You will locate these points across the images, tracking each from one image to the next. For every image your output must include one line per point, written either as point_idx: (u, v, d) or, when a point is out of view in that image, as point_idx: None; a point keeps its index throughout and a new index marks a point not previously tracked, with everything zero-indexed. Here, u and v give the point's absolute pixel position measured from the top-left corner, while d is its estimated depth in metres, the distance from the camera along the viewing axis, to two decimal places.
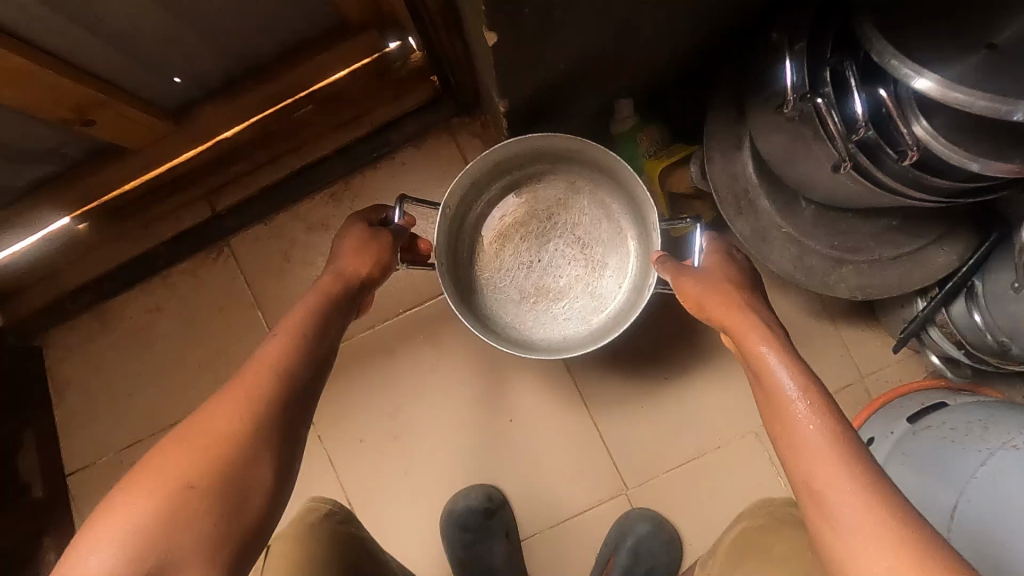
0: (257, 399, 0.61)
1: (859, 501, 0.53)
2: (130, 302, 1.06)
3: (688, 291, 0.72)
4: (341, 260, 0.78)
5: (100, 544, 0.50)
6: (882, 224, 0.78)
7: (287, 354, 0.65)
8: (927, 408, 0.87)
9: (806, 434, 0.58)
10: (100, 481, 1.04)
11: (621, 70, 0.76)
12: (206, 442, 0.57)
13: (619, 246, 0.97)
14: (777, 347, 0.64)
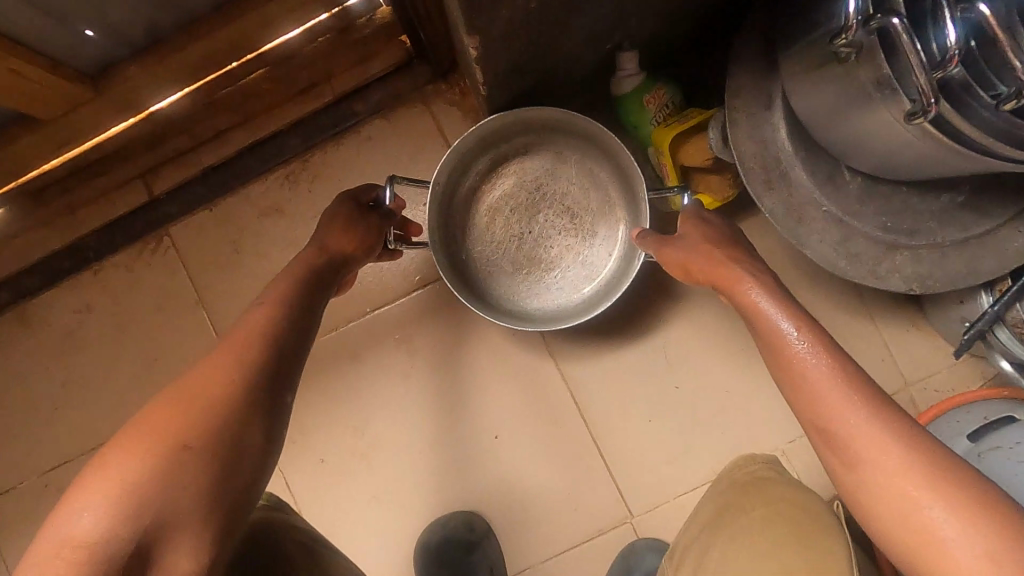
0: (251, 355, 0.51)
1: (878, 440, 0.47)
2: (56, 302, 0.91)
3: (672, 254, 0.66)
4: (329, 238, 0.67)
5: (84, 512, 0.40)
6: (945, 201, 0.64)
7: (281, 303, 0.56)
8: (994, 424, 0.72)
9: (807, 380, 0.52)
10: (20, 509, 0.90)
11: (621, 12, 0.62)
12: (197, 400, 0.47)
13: (611, 213, 0.83)
14: (764, 289, 0.58)
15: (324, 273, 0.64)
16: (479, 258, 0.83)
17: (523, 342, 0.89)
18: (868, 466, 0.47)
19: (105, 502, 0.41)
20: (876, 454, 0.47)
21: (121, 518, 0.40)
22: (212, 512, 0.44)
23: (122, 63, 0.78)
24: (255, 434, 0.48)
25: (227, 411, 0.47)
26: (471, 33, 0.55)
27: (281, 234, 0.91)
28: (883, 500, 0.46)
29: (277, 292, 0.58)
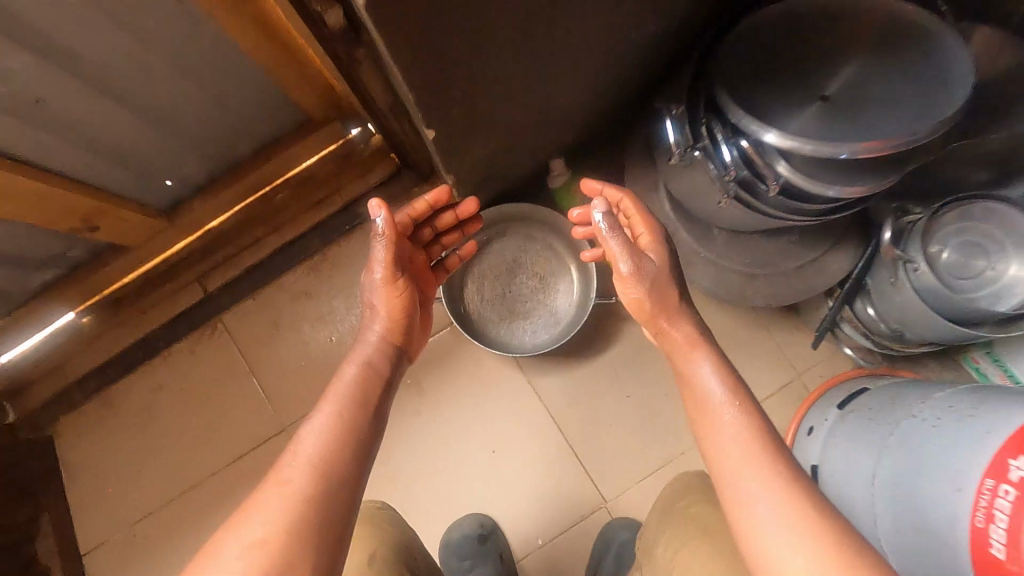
0: (308, 488, 0.58)
1: (777, 473, 0.61)
2: (133, 384, 1.15)
3: (627, 272, 0.76)
4: (377, 303, 0.79)
5: None
6: (784, 242, 0.93)
7: (347, 440, 0.64)
8: (853, 393, 0.99)
9: (729, 425, 0.67)
10: (114, 557, 1.10)
11: (546, 139, 0.92)
12: (260, 536, 0.54)
13: (568, 271, 1.11)
14: (713, 363, 0.73)
15: (377, 385, 0.72)
16: (474, 313, 1.09)
17: (508, 375, 1.14)
18: (764, 496, 0.60)
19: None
20: (767, 484, 0.61)
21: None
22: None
23: (187, 199, 1.06)
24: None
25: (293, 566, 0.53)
26: (448, 170, 0.83)
27: (311, 313, 1.17)
28: (769, 528, 0.58)
29: (343, 423, 0.65)
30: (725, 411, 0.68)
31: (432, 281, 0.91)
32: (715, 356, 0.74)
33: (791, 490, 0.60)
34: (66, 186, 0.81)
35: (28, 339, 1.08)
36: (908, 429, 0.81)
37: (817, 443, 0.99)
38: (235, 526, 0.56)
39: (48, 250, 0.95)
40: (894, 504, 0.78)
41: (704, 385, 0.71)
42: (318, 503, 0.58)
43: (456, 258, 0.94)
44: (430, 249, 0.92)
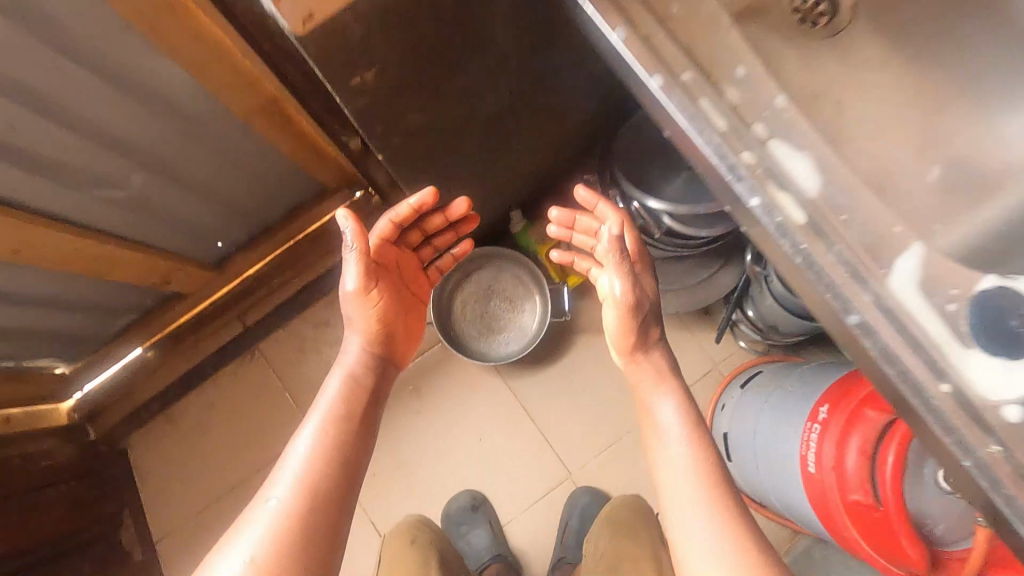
0: (314, 495, 0.66)
1: (739, 535, 0.71)
2: (189, 403, 1.43)
3: (625, 300, 0.87)
4: (353, 315, 0.85)
5: None
6: (686, 264, 1.24)
7: (331, 462, 0.70)
8: (749, 374, 1.30)
9: (693, 468, 0.77)
10: (181, 541, 1.37)
11: (506, 198, 1.23)
12: (248, 557, 0.61)
13: (534, 297, 1.37)
14: (681, 404, 0.84)
15: (361, 406, 0.78)
16: (459, 332, 1.35)
17: (490, 379, 1.42)
18: (700, 524, 0.72)
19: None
20: (715, 526, 0.72)
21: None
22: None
23: (229, 254, 1.29)
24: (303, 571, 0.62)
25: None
26: None
27: (330, 338, 1.46)
28: (699, 560, 0.71)
29: (332, 445, 0.71)
30: (693, 452, 0.79)
31: (420, 280, 0.98)
32: (677, 393, 0.86)
33: (739, 535, 0.71)
34: (145, 251, 1.03)
35: (105, 372, 1.32)
36: (777, 397, 1.10)
37: (725, 414, 1.29)
38: (230, 542, 0.63)
39: (129, 303, 1.22)
40: (767, 452, 1.07)
41: (673, 419, 0.83)
42: (305, 523, 0.64)
43: (448, 257, 1.01)
44: (419, 250, 0.99)
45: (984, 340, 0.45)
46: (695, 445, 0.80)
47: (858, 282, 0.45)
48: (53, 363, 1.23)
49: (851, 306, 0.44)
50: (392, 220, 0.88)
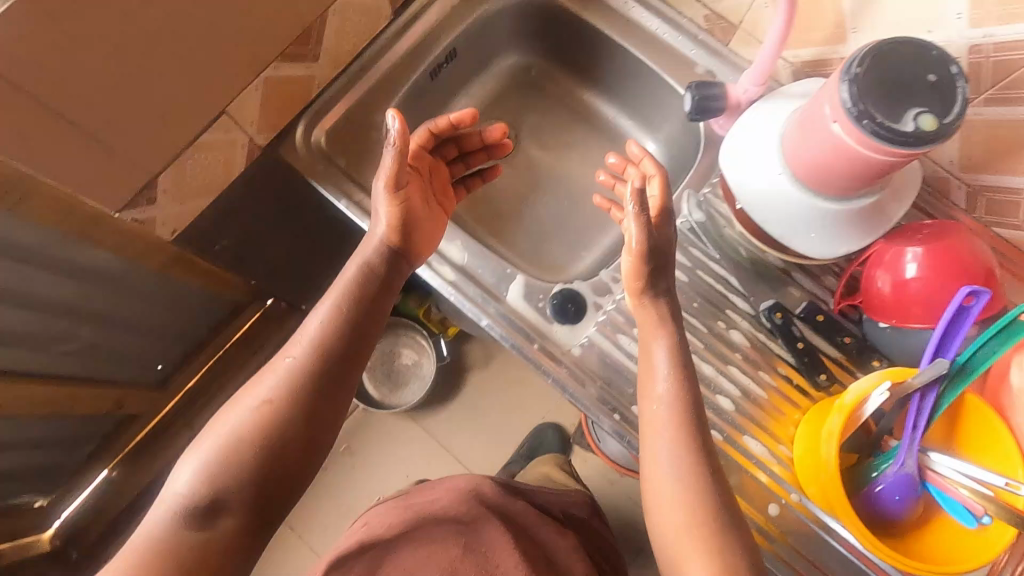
0: (301, 388, 0.60)
1: (671, 419, 0.63)
2: None
3: (636, 247, 0.68)
4: (380, 217, 0.71)
5: (179, 484, 0.55)
6: None
7: (343, 329, 0.64)
8: None
9: (664, 405, 0.64)
10: None
11: None
12: (266, 397, 0.59)
13: (425, 347, 1.59)
14: (669, 339, 0.67)
15: (375, 283, 0.68)
16: (373, 390, 1.58)
17: (407, 426, 1.63)
18: (667, 454, 0.62)
19: (196, 463, 0.55)
20: (674, 439, 0.62)
21: (203, 480, 0.54)
22: (280, 512, 0.57)
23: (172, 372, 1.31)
24: (286, 468, 0.57)
25: (289, 430, 0.58)
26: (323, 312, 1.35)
27: None
28: (664, 459, 0.62)
29: (330, 334, 0.63)
30: (659, 376, 0.66)
31: (450, 198, 0.82)
32: (671, 336, 0.67)
33: (685, 452, 0.62)
34: (104, 384, 1.12)
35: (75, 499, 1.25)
36: None
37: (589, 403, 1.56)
38: (251, 386, 0.61)
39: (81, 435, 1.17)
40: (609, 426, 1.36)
41: (657, 354, 0.67)
42: (313, 384, 0.60)
43: (478, 180, 0.86)
44: (452, 165, 0.84)
45: (557, 314, 0.77)
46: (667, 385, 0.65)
47: (482, 295, 0.78)
48: (30, 499, 1.17)
49: (480, 316, 0.77)
50: (431, 130, 0.77)
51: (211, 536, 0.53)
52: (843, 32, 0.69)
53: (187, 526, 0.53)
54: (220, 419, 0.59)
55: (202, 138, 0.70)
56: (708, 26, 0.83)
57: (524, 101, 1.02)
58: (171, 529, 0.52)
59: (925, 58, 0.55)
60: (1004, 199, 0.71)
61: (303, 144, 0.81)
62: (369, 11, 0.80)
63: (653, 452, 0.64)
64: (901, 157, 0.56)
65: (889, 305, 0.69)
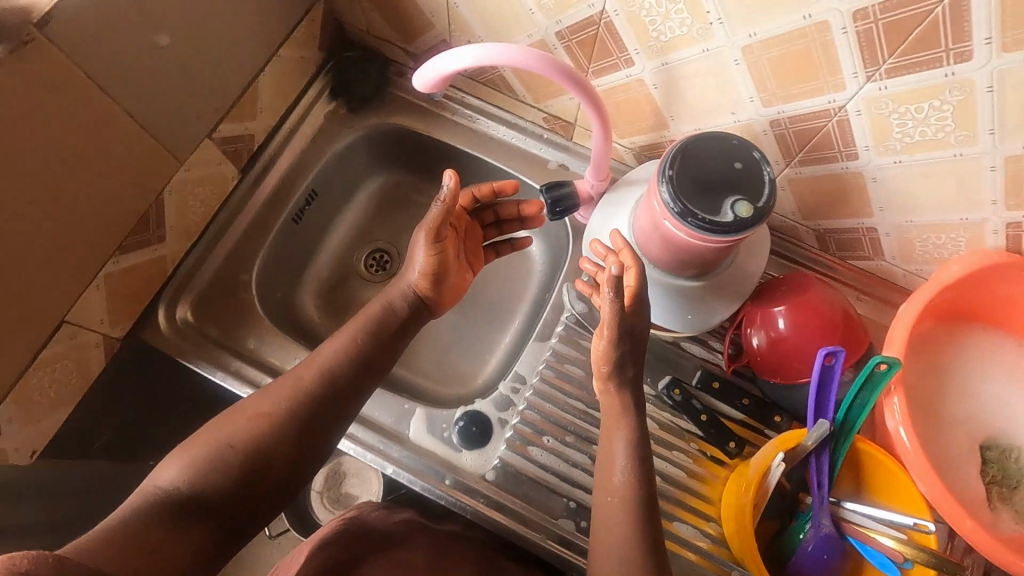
0: (298, 407, 0.64)
1: (619, 514, 0.61)
2: None
3: (607, 331, 0.63)
4: (415, 263, 0.73)
5: (165, 475, 0.57)
6: None
7: (353, 355, 0.69)
8: None
9: (616, 495, 0.62)
10: None
11: None
12: (265, 411, 0.63)
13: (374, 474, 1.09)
14: (626, 433, 0.65)
15: (392, 323, 0.73)
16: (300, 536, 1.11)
17: None
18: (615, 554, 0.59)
19: (187, 461, 0.58)
20: (624, 537, 0.60)
21: (189, 478, 0.57)
22: (246, 531, 0.59)
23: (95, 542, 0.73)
24: (277, 473, 0.61)
25: (275, 445, 0.61)
26: None
27: None
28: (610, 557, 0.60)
29: (339, 355, 0.68)
30: (614, 467, 0.63)
31: (480, 259, 0.82)
32: (632, 427, 0.65)
33: (633, 555, 0.59)
34: None
35: None
36: None
37: None
38: (255, 396, 0.65)
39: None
40: None
41: (618, 449, 0.64)
42: (316, 404, 0.65)
43: (510, 247, 0.84)
44: (486, 230, 0.83)
45: (463, 441, 0.75)
46: (625, 478, 0.62)
47: (383, 440, 0.75)
48: None
49: (385, 464, 0.73)
50: (472, 193, 0.76)
51: (181, 535, 0.53)
52: (664, 120, 0.73)
53: (161, 517, 0.53)
54: (215, 428, 0.62)
55: (43, 353, 0.65)
56: (549, 125, 0.87)
57: (397, 215, 0.99)
58: (145, 515, 0.52)
59: (729, 149, 0.59)
60: (846, 236, 0.75)
61: (168, 325, 0.78)
62: (213, 179, 0.78)
63: (604, 540, 0.61)
64: (731, 242, 0.59)
65: (772, 362, 0.71)
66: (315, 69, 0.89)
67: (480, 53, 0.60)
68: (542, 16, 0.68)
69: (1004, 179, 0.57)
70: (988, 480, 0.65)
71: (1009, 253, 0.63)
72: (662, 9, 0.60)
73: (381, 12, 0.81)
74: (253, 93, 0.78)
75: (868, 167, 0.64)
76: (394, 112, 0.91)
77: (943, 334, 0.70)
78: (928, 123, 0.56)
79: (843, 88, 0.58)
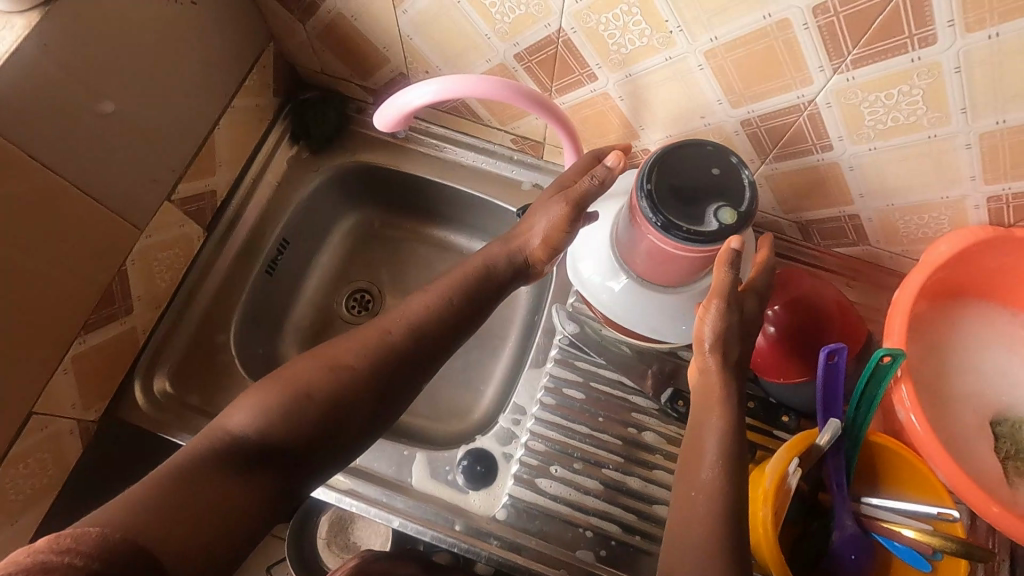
0: (385, 361, 0.59)
1: (702, 517, 0.54)
2: None
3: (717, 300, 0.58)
4: (536, 227, 0.64)
5: (238, 414, 0.55)
6: None
7: (447, 308, 0.62)
8: None
9: (700, 492, 0.56)
10: None
11: None
12: (349, 362, 0.58)
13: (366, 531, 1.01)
14: (721, 425, 0.57)
15: (489, 286, 0.65)
16: None
17: None
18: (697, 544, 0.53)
19: (259, 407, 0.55)
20: (699, 538, 0.53)
21: (261, 425, 0.55)
22: (306, 489, 0.57)
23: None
24: (355, 429, 0.58)
25: (358, 402, 0.58)
26: None
27: None
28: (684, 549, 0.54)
29: (430, 304, 0.62)
30: (703, 462, 0.56)
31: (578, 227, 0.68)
32: (726, 417, 0.58)
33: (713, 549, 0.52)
34: None
35: None
36: None
37: None
38: (338, 342, 0.60)
39: None
40: None
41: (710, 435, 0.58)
42: (402, 363, 0.60)
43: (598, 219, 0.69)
44: None
45: (468, 482, 0.72)
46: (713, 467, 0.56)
47: (385, 491, 0.72)
48: None
49: (389, 517, 0.70)
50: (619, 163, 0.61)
51: (240, 488, 0.52)
52: (634, 131, 0.72)
53: (226, 467, 0.52)
54: (297, 368, 0.58)
55: (14, 449, 0.62)
56: (518, 147, 0.85)
57: (375, 252, 0.96)
58: (205, 464, 0.51)
59: (704, 156, 0.58)
60: (829, 225, 0.74)
61: (147, 401, 0.74)
62: (178, 242, 0.75)
63: (677, 539, 0.55)
64: (716, 250, 0.58)
65: (770, 362, 0.70)
66: (274, 114, 0.87)
67: (444, 86, 0.59)
68: (498, 40, 0.67)
69: (981, 155, 0.57)
70: (1003, 456, 0.64)
71: (992, 227, 0.63)
72: (620, 22, 0.59)
73: (334, 50, 0.79)
74: (209, 147, 0.75)
75: (843, 157, 0.63)
76: (360, 149, 0.89)
77: (938, 314, 0.69)
78: (899, 108, 0.56)
79: (811, 83, 0.57)
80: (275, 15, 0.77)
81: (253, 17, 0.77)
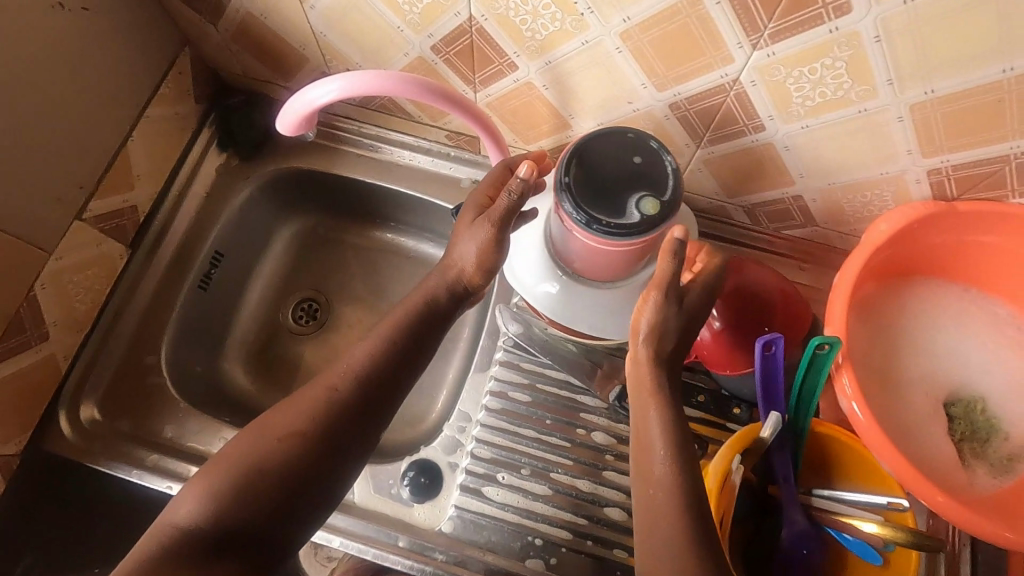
0: (334, 418, 0.55)
1: (673, 497, 0.52)
2: None
3: (657, 289, 0.54)
4: (464, 254, 0.58)
5: (183, 507, 0.52)
6: None
7: (390, 354, 0.57)
8: None
9: (659, 488, 0.52)
10: None
11: None
12: (298, 430, 0.54)
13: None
14: (660, 409, 0.54)
15: (446, 296, 0.60)
16: None
17: None
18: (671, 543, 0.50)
19: (204, 496, 0.52)
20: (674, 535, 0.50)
21: (212, 512, 0.51)
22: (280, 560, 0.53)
23: None
24: (315, 492, 0.54)
25: (311, 465, 0.54)
26: None
27: None
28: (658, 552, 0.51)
29: (371, 355, 0.57)
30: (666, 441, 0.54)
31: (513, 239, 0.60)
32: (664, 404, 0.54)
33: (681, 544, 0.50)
34: None
35: None
36: None
37: None
38: (280, 408, 0.56)
39: None
40: None
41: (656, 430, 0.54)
42: (353, 419, 0.56)
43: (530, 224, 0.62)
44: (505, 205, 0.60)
45: (414, 495, 0.70)
46: (665, 455, 0.53)
47: None
48: None
49: (328, 536, 0.67)
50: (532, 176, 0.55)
51: None
52: (564, 120, 0.69)
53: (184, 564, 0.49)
54: (241, 445, 0.54)
55: None
56: (454, 143, 0.82)
57: (321, 259, 0.92)
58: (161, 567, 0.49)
59: (626, 145, 0.55)
60: (775, 208, 0.71)
61: (72, 431, 0.71)
62: (96, 261, 0.72)
63: (647, 537, 0.52)
64: (641, 244, 0.55)
65: (715, 356, 0.67)
66: (198, 120, 0.83)
67: (347, 83, 0.55)
68: (411, 32, 0.64)
69: (914, 129, 0.54)
70: (957, 438, 0.61)
71: (934, 202, 0.60)
72: (529, 7, 0.56)
73: (252, 52, 0.76)
74: (123, 161, 0.71)
75: (777, 137, 0.60)
76: (291, 154, 0.85)
77: (887, 294, 0.67)
78: (825, 83, 0.53)
79: (732, 60, 0.54)
80: (185, 18, 0.74)
81: (159, 20, 0.73)
